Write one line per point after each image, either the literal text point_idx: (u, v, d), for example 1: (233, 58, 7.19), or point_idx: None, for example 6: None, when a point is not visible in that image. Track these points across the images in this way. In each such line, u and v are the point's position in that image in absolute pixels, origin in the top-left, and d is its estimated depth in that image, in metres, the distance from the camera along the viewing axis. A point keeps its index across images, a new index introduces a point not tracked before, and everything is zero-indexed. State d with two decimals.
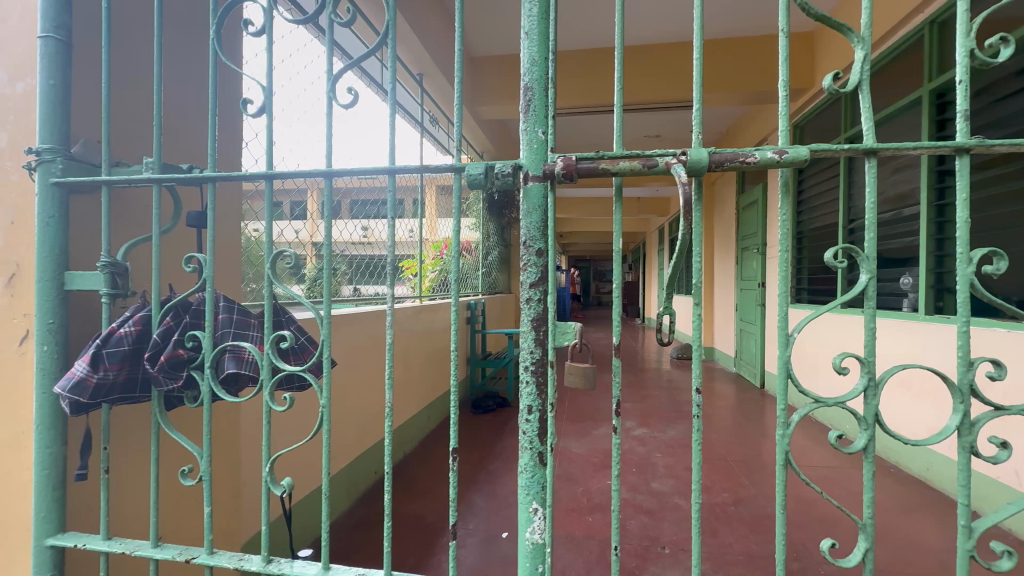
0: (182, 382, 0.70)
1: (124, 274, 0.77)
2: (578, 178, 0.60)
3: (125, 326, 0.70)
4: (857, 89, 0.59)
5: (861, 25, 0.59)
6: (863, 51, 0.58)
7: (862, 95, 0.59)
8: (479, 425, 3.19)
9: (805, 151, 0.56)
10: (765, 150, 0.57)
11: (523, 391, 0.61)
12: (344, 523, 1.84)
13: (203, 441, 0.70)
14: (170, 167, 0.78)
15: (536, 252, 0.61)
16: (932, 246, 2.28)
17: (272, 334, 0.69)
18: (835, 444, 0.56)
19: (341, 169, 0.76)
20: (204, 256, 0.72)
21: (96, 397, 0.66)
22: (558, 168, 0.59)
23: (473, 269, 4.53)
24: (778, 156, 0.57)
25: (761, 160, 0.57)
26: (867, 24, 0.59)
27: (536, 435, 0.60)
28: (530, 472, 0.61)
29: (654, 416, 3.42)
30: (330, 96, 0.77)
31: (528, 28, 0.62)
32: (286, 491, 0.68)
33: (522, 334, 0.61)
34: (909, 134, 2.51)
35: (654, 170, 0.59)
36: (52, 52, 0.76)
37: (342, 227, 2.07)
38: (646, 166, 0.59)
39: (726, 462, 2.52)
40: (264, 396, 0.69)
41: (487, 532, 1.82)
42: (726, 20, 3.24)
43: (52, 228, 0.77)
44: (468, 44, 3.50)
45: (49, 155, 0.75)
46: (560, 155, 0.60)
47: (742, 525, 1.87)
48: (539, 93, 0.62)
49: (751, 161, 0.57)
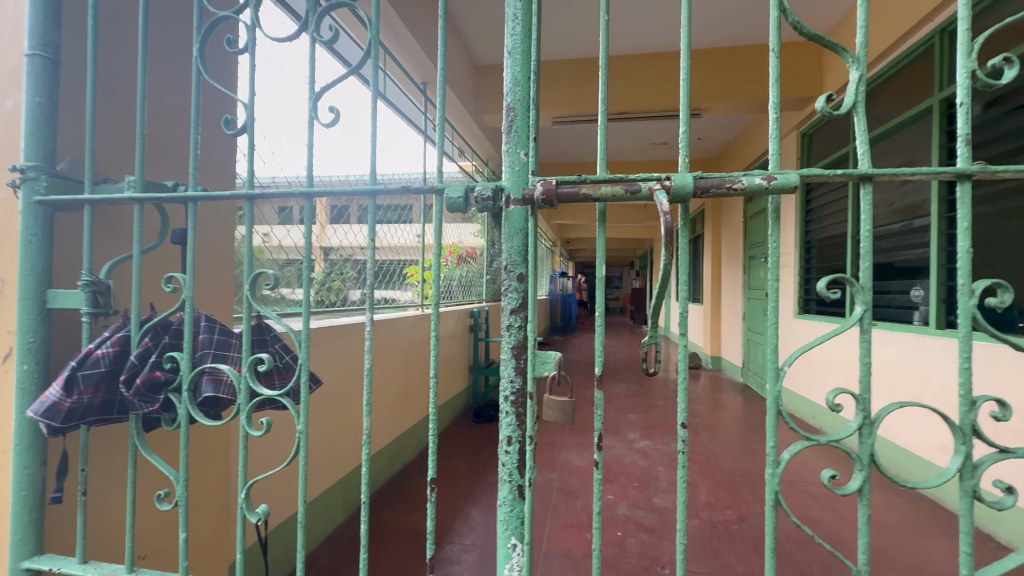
0: (159, 405, 0.69)
1: (106, 292, 0.76)
2: (559, 203, 0.59)
3: (103, 347, 0.69)
4: (851, 112, 0.57)
5: (856, 45, 0.56)
6: (858, 72, 0.56)
7: (856, 118, 0.57)
8: (480, 435, 3.17)
9: (793, 177, 0.55)
10: (752, 177, 0.55)
11: (502, 422, 0.59)
12: (339, 536, 1.82)
13: (181, 464, 0.69)
14: (153, 184, 0.77)
15: (517, 277, 0.59)
16: (943, 259, 2.22)
17: (250, 356, 0.68)
18: (828, 485, 0.53)
19: (323, 188, 0.76)
20: (185, 276, 0.71)
21: (69, 420, 0.65)
22: (537, 194, 0.58)
23: (477, 276, 4.52)
24: (767, 183, 0.55)
25: (749, 186, 0.56)
26: (862, 44, 0.56)
27: (516, 468, 0.58)
28: (508, 506, 0.59)
29: (658, 427, 3.37)
30: (312, 114, 0.78)
31: (510, 47, 0.61)
32: (262, 519, 0.67)
33: (503, 362, 0.59)
34: (920, 143, 2.46)
35: (636, 196, 0.58)
36: (39, 70, 0.76)
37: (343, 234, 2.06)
38: (628, 191, 0.57)
39: (730, 478, 2.47)
40: (241, 420, 0.67)
41: (484, 548, 1.79)
42: (731, 28, 3.23)
43: (35, 246, 0.76)
44: (473, 53, 3.51)
45: (33, 173, 0.74)
46: (540, 179, 0.59)
47: (745, 545, 1.82)
48: (521, 113, 0.60)
49: (737, 187, 0.56)
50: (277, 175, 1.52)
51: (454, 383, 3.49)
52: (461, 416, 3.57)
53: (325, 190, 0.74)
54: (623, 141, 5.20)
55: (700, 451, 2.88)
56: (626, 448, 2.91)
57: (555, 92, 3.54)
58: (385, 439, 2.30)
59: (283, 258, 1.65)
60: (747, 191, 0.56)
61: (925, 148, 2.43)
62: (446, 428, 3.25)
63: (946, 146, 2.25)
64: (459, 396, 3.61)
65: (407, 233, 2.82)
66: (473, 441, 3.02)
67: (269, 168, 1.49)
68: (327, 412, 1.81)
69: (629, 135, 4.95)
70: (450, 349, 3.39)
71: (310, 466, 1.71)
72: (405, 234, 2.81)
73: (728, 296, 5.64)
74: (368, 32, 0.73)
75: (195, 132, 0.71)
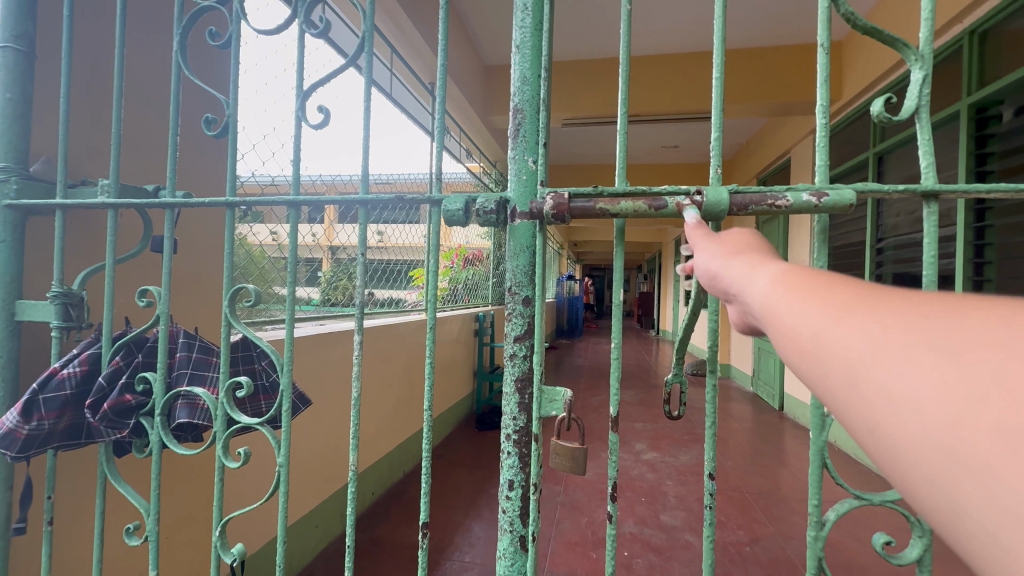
0: (129, 431, 0.64)
1: (79, 304, 0.70)
2: (572, 218, 0.52)
3: (70, 367, 0.64)
4: (914, 116, 0.50)
5: (918, 40, 0.50)
6: (921, 72, 0.50)
7: (920, 123, 0.50)
8: (483, 443, 3.11)
9: (849, 193, 0.49)
10: (799, 193, 0.49)
11: (504, 463, 0.52)
12: (336, 550, 1.77)
13: (151, 496, 0.63)
14: (131, 189, 0.71)
15: (523, 300, 0.53)
16: (970, 270, 2.13)
17: (227, 380, 0.61)
18: (881, 552, 0.48)
19: (311, 194, 0.69)
20: (161, 289, 0.65)
21: (28, 449, 0.60)
22: (548, 207, 0.51)
23: (483, 279, 4.46)
24: (815, 200, 0.49)
25: (794, 204, 0.50)
26: (926, 38, 0.50)
27: (518, 515, 0.52)
28: (509, 558, 0.52)
29: (666, 438, 3.29)
30: (300, 115, 0.71)
31: (519, 41, 0.54)
32: (237, 560, 0.61)
33: (505, 396, 0.53)
34: (946, 149, 2.36)
35: (661, 211, 0.52)
36: (11, 64, 0.70)
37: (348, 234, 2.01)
38: (652, 206, 0.52)
39: (741, 495, 2.39)
40: (216, 449, 0.61)
41: (485, 565, 1.73)
42: (748, 30, 3.14)
43: (3, 253, 0.70)
44: (483, 53, 3.45)
45: (3, 175, 0.69)
46: (551, 191, 0.52)
47: (759, 569, 1.74)
48: (530, 116, 0.54)
49: (781, 204, 0.50)
50: (276, 173, 1.46)
51: (458, 389, 3.43)
52: (464, 422, 3.51)
53: (313, 197, 0.68)
54: (634, 143, 5.12)
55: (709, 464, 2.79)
56: (632, 460, 2.83)
57: (566, 93, 3.47)
58: (385, 448, 2.24)
59: (283, 260, 1.60)
60: (793, 208, 0.50)
61: (951, 155, 2.33)
62: (448, 435, 3.19)
63: (974, 152, 2.16)
64: (463, 401, 3.55)
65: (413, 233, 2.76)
66: (476, 449, 2.97)
67: (268, 168, 1.43)
68: (325, 421, 1.75)
69: (639, 138, 4.86)
70: (454, 355, 3.33)
71: (307, 477, 1.65)
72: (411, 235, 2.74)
73: None
74: (363, 25, 0.67)
75: (173, 133, 0.65)
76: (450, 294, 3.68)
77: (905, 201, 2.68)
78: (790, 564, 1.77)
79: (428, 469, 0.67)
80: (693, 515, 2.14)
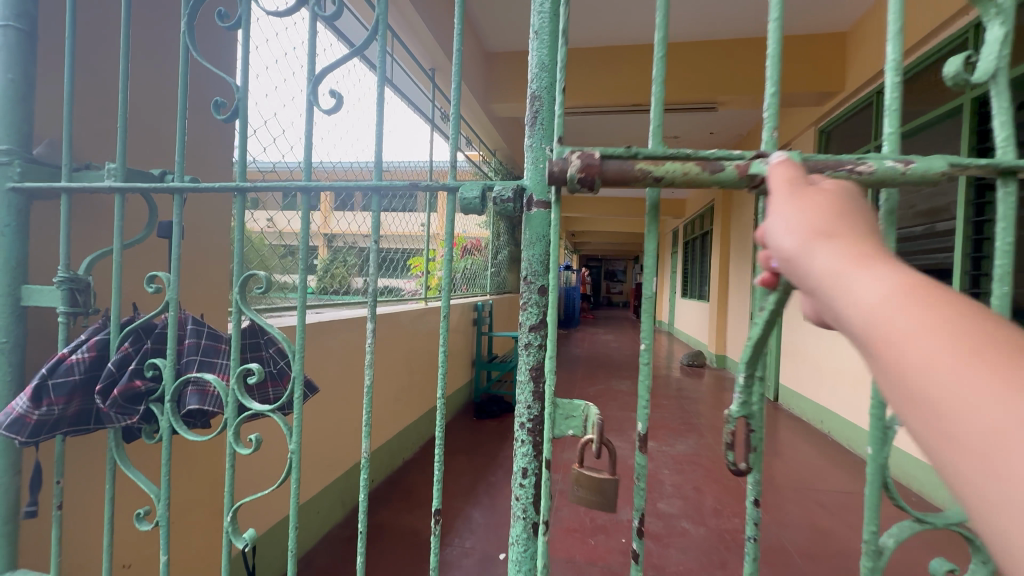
0: (139, 417, 0.63)
1: (86, 290, 0.70)
2: (603, 182, 0.50)
3: (79, 352, 0.63)
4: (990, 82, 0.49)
5: None
6: (1002, 28, 0.48)
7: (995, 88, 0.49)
8: (482, 431, 3.13)
9: (934, 164, 0.48)
10: (884, 161, 0.49)
11: (518, 451, 0.53)
12: (337, 535, 1.79)
13: (162, 482, 0.63)
14: (137, 173, 0.70)
15: (538, 289, 0.52)
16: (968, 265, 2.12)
17: (238, 367, 0.61)
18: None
19: (323, 179, 0.69)
20: (170, 275, 0.65)
21: (39, 434, 0.59)
22: (575, 167, 0.49)
23: (481, 269, 4.47)
24: (903, 166, 0.48)
25: (877, 170, 0.49)
26: None
27: (531, 503, 0.53)
28: (522, 545, 0.53)
29: (663, 427, 3.32)
30: (312, 99, 0.71)
31: (537, 27, 0.53)
32: (249, 545, 0.61)
33: (519, 385, 0.53)
34: (947, 143, 2.37)
35: (717, 176, 0.49)
36: (10, 44, 0.68)
37: (349, 219, 2.00)
38: (706, 170, 0.48)
39: (736, 484, 2.42)
40: (227, 436, 0.61)
41: (485, 552, 1.75)
42: (751, 20, 3.11)
43: (7, 237, 0.69)
44: (483, 39, 3.41)
45: (6, 158, 0.68)
46: (578, 150, 0.50)
47: (754, 556, 1.77)
48: (547, 103, 0.53)
49: (864, 171, 0.49)
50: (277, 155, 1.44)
51: (456, 377, 3.45)
52: (462, 411, 3.53)
53: (326, 183, 0.67)
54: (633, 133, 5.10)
55: (705, 453, 2.83)
56: (629, 449, 2.86)
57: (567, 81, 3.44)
58: (386, 436, 2.26)
59: (283, 246, 1.59)
60: (875, 175, 0.49)
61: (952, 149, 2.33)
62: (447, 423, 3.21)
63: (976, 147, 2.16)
64: (461, 390, 3.57)
65: (410, 220, 2.75)
66: (475, 438, 2.99)
67: (270, 154, 1.41)
68: (327, 408, 1.75)
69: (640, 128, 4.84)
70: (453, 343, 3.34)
71: (309, 464, 1.67)
72: (411, 223, 2.73)
73: (736, 294, 5.56)
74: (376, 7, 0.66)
75: (182, 117, 0.64)
76: (448, 283, 3.69)
77: (905, 194, 2.69)
78: (783, 551, 1.81)
79: (440, 456, 0.67)
80: (690, 503, 2.17)
